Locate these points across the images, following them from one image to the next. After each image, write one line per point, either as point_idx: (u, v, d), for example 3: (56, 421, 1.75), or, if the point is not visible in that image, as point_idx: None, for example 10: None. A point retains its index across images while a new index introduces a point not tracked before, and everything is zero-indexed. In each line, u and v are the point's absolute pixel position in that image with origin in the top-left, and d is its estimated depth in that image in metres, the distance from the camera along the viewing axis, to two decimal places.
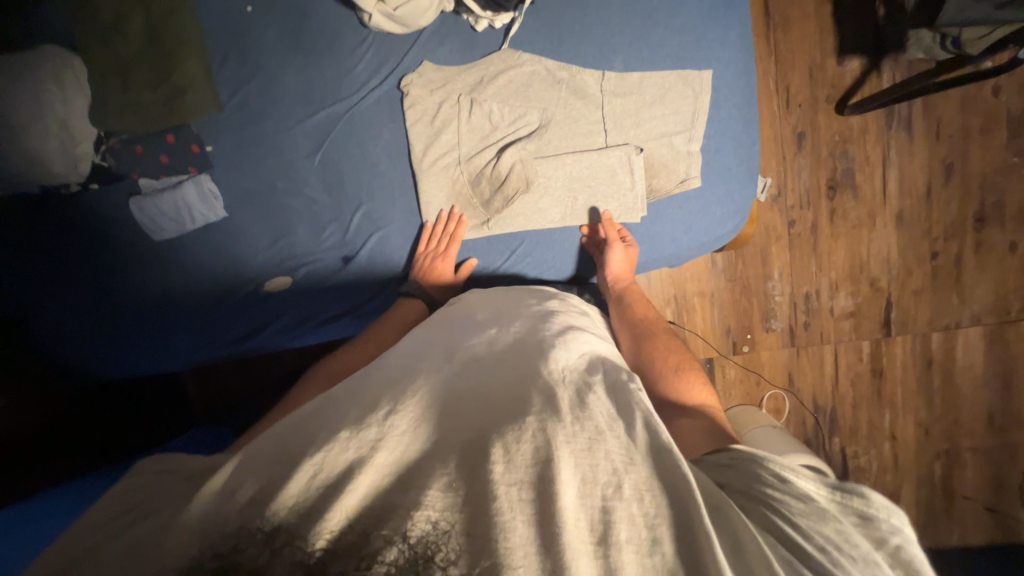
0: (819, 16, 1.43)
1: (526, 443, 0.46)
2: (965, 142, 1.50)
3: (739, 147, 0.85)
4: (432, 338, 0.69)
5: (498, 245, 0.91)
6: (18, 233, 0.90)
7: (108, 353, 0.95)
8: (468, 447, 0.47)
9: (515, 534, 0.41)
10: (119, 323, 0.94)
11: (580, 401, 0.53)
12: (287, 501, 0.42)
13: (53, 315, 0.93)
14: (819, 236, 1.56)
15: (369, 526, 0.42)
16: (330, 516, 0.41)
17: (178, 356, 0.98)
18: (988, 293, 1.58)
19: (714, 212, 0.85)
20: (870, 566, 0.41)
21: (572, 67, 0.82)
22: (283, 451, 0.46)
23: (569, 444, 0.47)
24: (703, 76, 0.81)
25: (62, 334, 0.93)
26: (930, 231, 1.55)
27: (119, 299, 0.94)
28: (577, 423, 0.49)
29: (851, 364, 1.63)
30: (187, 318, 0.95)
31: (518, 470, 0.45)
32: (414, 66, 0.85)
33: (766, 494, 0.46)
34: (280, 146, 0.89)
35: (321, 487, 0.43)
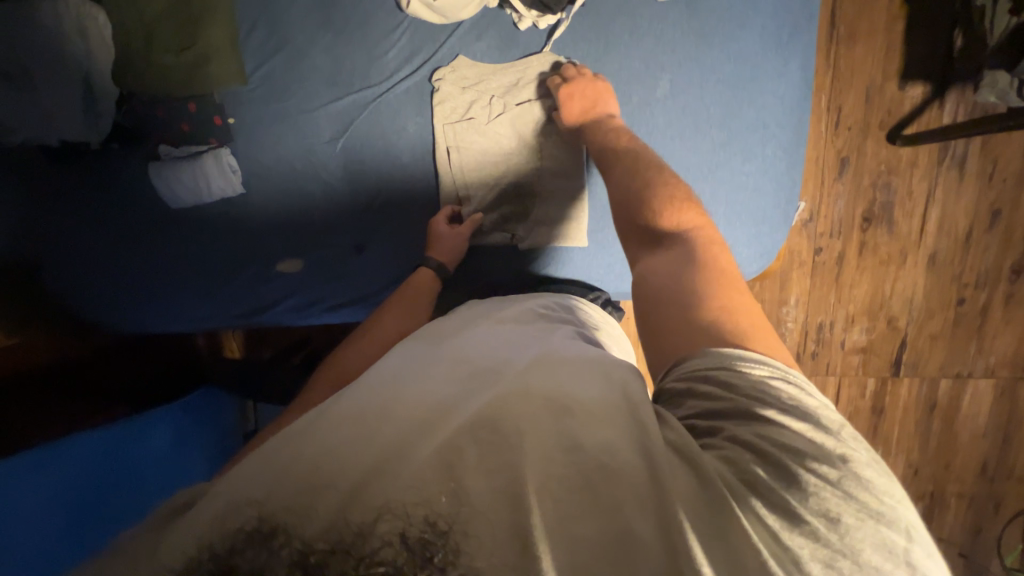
0: (888, 33, 1.32)
1: (491, 433, 0.45)
2: (1017, 188, 1.42)
3: (780, 189, 0.78)
4: (433, 342, 0.68)
5: (520, 254, 0.88)
6: (41, 185, 0.90)
7: (123, 308, 0.97)
8: (442, 446, 0.44)
9: (495, 530, 0.40)
10: (136, 283, 0.96)
11: (557, 390, 0.51)
12: (274, 505, 0.43)
13: (75, 270, 0.94)
14: (844, 267, 1.52)
15: (359, 525, 0.41)
16: (316, 515, 0.42)
17: (187, 322, 0.98)
18: (1008, 347, 1.53)
19: (741, 252, 0.79)
20: (828, 477, 0.41)
21: (614, 81, 0.76)
22: (276, 457, 0.47)
23: (539, 438, 0.45)
24: (753, 108, 0.75)
25: (82, 289, 0.95)
26: (960, 277, 1.49)
27: (134, 260, 0.94)
28: (552, 417, 0.47)
29: (853, 398, 1.62)
30: (202, 284, 0.96)
31: (491, 464, 0.43)
32: (448, 59, 0.80)
33: (721, 413, 0.46)
34: (303, 128, 0.86)
35: (311, 489, 0.43)
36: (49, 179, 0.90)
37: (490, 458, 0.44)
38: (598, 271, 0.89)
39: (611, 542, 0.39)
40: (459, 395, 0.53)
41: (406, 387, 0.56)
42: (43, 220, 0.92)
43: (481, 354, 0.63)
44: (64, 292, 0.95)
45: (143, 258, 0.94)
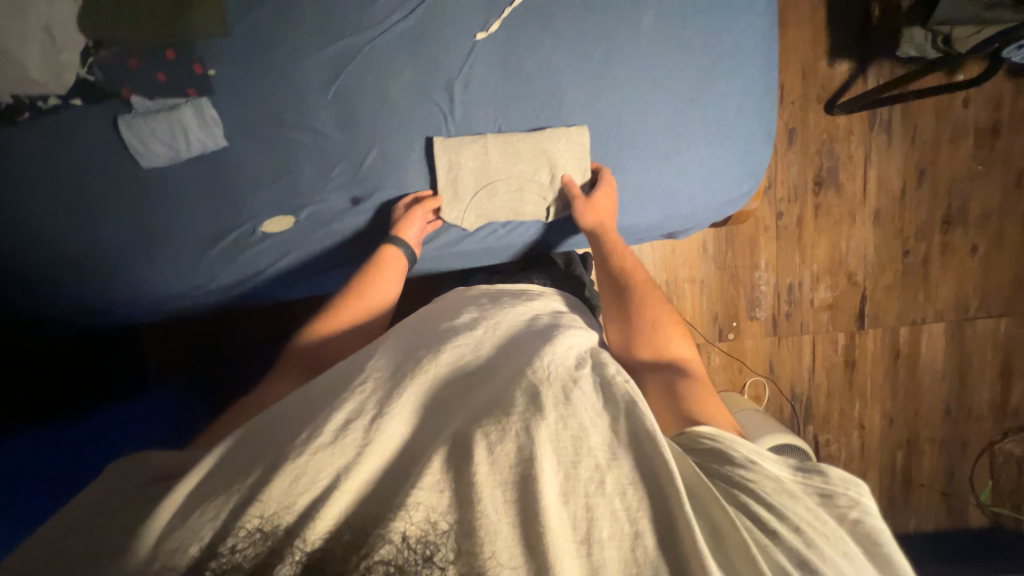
0: (814, 18, 1.51)
1: (509, 442, 0.46)
2: (936, 148, 1.60)
3: (759, 110, 0.84)
4: (425, 331, 0.66)
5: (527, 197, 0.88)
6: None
7: (71, 307, 0.89)
8: (452, 448, 0.47)
9: (500, 535, 0.42)
10: (88, 274, 0.88)
11: (565, 397, 0.51)
12: (269, 509, 0.43)
13: (18, 259, 0.85)
14: (804, 230, 1.64)
15: (363, 520, 0.44)
16: (310, 526, 0.42)
17: (155, 304, 0.92)
18: (950, 294, 1.68)
19: (733, 170, 0.85)
20: (837, 540, 0.44)
21: (605, 17, 0.80)
22: (267, 450, 0.47)
23: (552, 441, 0.46)
24: (730, 38, 0.81)
25: (19, 282, 0.86)
26: (902, 231, 1.65)
27: (96, 238, 0.86)
28: (561, 422, 0.48)
29: (827, 354, 1.72)
30: (169, 263, 0.89)
31: (503, 470, 0.45)
32: (443, 35, 0.82)
33: (730, 469, 0.49)
34: (289, 77, 0.83)
35: (303, 496, 0.43)
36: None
37: (504, 469, 0.45)
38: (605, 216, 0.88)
39: (622, 545, 0.42)
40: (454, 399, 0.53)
41: (403, 379, 0.53)
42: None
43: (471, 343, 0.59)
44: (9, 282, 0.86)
45: (92, 245, 0.86)
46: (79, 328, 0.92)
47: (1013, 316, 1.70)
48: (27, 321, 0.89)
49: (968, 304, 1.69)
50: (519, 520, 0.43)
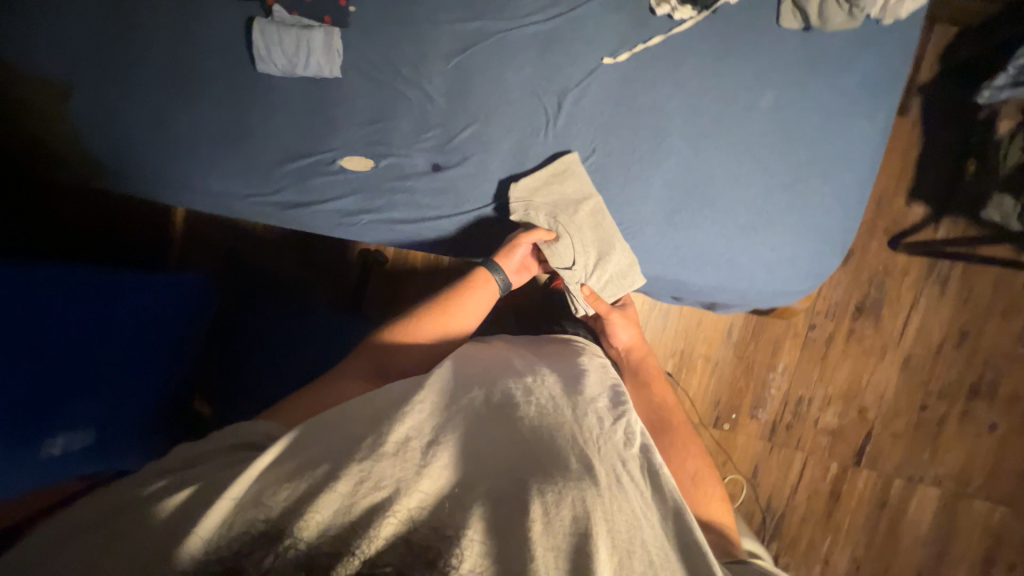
0: (906, 155, 1.52)
1: (565, 509, 0.46)
2: (985, 316, 1.58)
3: (845, 218, 0.83)
4: (474, 365, 0.67)
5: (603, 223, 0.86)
6: (126, 16, 0.89)
7: (138, 166, 0.92)
8: (506, 497, 0.48)
9: None
10: (168, 141, 0.91)
11: (617, 475, 0.52)
12: (320, 524, 0.43)
13: (113, 109, 0.90)
14: (831, 349, 1.63)
15: (421, 546, 0.43)
16: (358, 536, 0.42)
17: (210, 194, 0.93)
18: (955, 463, 1.64)
19: (800, 265, 0.84)
20: None
21: (726, 83, 0.82)
22: (327, 455, 0.48)
23: (605, 518, 0.47)
24: (839, 142, 0.82)
25: (106, 128, 0.90)
26: (927, 384, 1.62)
27: (187, 116, 0.90)
28: (614, 499, 0.49)
29: (814, 479, 1.68)
30: (241, 157, 0.91)
31: (555, 536, 0.45)
32: (573, 48, 0.85)
33: None
34: (420, 37, 0.87)
35: (362, 508, 0.44)
36: (105, 17, 0.89)
37: (556, 534, 0.45)
38: (657, 264, 0.87)
39: None
40: (506, 437, 0.54)
41: (457, 417, 0.55)
42: (91, 59, 0.89)
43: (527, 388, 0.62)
44: (95, 125, 0.90)
45: (183, 117, 0.90)
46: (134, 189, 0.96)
47: (1013, 509, 1.64)
48: (95, 161, 0.93)
49: (970, 479, 1.64)
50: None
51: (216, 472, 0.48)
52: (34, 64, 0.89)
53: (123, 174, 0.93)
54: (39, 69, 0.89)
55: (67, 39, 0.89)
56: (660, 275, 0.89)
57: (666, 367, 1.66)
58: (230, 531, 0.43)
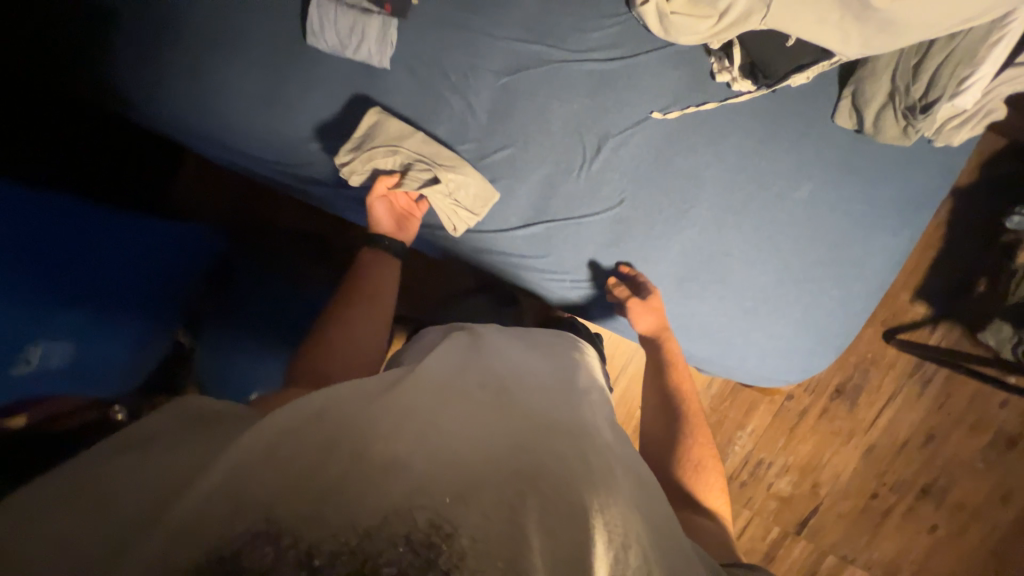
0: (923, 254, 1.53)
1: (560, 505, 0.42)
2: (954, 424, 1.62)
3: (845, 324, 0.84)
4: (461, 356, 0.63)
5: (593, 270, 0.88)
6: None
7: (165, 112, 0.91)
8: (498, 494, 0.42)
9: None
10: (199, 93, 0.89)
11: (610, 473, 0.49)
12: (296, 511, 0.37)
13: (148, 46, 0.88)
14: (801, 421, 1.67)
15: (426, 546, 0.37)
16: (349, 520, 0.37)
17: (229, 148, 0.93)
18: (889, 553, 1.70)
19: (791, 358, 0.86)
20: None
21: (766, 166, 0.82)
22: (299, 439, 0.42)
23: (600, 517, 0.43)
24: (859, 250, 0.82)
25: (140, 67, 0.88)
26: (882, 475, 1.67)
27: (219, 68, 0.88)
28: (609, 498, 0.46)
29: (754, 538, 1.74)
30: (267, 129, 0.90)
31: (551, 535, 0.40)
32: (625, 94, 0.84)
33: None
34: (475, 47, 0.85)
35: (338, 490, 0.39)
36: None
37: (559, 528, 0.41)
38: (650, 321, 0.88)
39: None
40: (505, 430, 0.50)
41: (442, 406, 0.50)
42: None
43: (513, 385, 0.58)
44: (128, 58, 0.88)
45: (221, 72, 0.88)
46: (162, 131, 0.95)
47: None
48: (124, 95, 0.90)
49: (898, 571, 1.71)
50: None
51: (160, 449, 0.43)
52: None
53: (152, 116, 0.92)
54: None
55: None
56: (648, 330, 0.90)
57: None
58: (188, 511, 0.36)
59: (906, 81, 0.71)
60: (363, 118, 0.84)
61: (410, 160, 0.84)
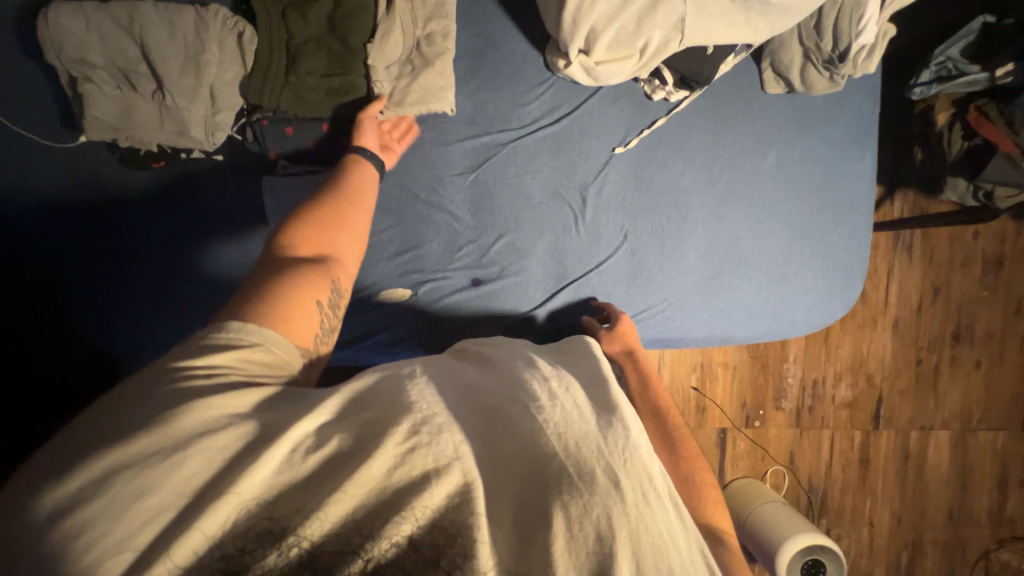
0: None
1: (586, 524, 0.43)
2: (949, 269, 1.76)
3: (859, 250, 0.91)
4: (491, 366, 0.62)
5: (629, 308, 0.89)
6: (102, 196, 0.83)
7: (154, 329, 0.87)
8: (524, 504, 0.45)
9: None
10: (184, 296, 0.86)
11: (646, 489, 0.47)
12: (322, 532, 0.40)
13: (112, 293, 0.85)
14: (830, 329, 1.76)
15: (431, 550, 0.41)
16: (374, 541, 0.40)
17: None
18: (956, 402, 1.81)
19: (832, 301, 0.91)
20: None
21: (730, 151, 0.88)
22: (333, 455, 0.44)
23: (627, 538, 0.43)
24: (841, 185, 0.89)
25: (121, 296, 0.86)
26: (917, 340, 1.78)
27: (189, 285, 0.87)
28: (640, 520, 0.45)
29: (844, 450, 1.80)
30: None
31: (575, 551, 0.42)
32: (582, 144, 0.88)
33: None
34: (435, 160, 0.87)
35: (364, 515, 0.42)
36: (69, 184, 0.82)
37: (581, 550, 0.42)
38: (701, 325, 0.90)
39: None
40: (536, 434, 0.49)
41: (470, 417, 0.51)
42: (80, 246, 0.84)
43: (550, 389, 0.54)
44: (93, 311, 0.85)
45: (194, 264, 0.86)
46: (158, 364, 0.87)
47: (1009, 431, 1.83)
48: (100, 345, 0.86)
49: (971, 414, 1.81)
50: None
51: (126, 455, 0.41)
52: (19, 256, 0.83)
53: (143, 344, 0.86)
54: (25, 257, 0.83)
55: (45, 220, 0.83)
56: (703, 334, 0.91)
57: (691, 384, 1.72)
58: (223, 537, 0.39)
59: (813, 41, 0.81)
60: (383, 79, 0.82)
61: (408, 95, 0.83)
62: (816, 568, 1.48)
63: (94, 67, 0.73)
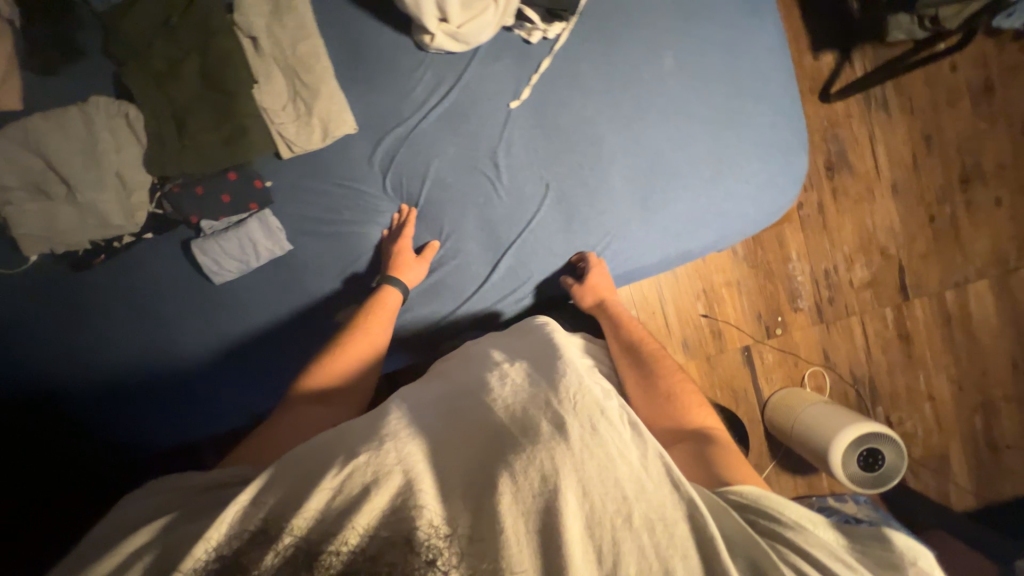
0: (791, 20, 1.57)
1: (532, 472, 0.47)
2: (936, 114, 1.63)
3: (792, 123, 0.86)
4: (451, 372, 0.68)
5: (576, 254, 0.88)
6: (65, 298, 0.85)
7: (146, 417, 0.89)
8: (476, 476, 0.49)
9: (516, 548, 0.43)
10: (163, 380, 0.89)
11: (591, 427, 0.51)
12: (303, 532, 0.45)
13: (102, 388, 0.88)
14: (826, 215, 1.67)
15: (397, 534, 0.45)
16: (343, 534, 0.44)
17: (231, 413, 0.91)
18: (987, 247, 1.68)
19: (779, 183, 0.86)
20: None
21: (625, 67, 0.85)
22: (307, 471, 0.49)
23: (575, 471, 0.47)
24: (749, 63, 0.84)
25: (112, 388, 0.88)
26: (923, 198, 1.66)
27: (172, 360, 0.89)
28: (586, 452, 0.48)
29: (879, 331, 1.71)
30: (243, 368, 0.90)
31: (526, 499, 0.46)
32: (478, 111, 0.87)
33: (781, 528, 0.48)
34: (343, 173, 0.87)
35: (336, 514, 0.46)
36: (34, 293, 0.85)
37: (530, 498, 0.46)
38: (651, 249, 0.88)
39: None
40: (484, 420, 0.55)
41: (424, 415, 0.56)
42: (59, 350, 0.86)
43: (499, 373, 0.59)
44: (92, 410, 0.88)
45: (170, 338, 0.88)
46: (164, 445, 0.91)
47: None
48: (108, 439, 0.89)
49: (1007, 255, 1.68)
50: (540, 547, 0.44)
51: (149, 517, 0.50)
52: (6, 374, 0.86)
53: (142, 437, 0.90)
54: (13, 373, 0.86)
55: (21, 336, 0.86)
56: (658, 258, 0.89)
57: (700, 312, 1.67)
58: (223, 542, 0.45)
59: None
60: (270, 112, 0.83)
61: (300, 115, 0.84)
62: (874, 458, 1.41)
63: (10, 189, 0.79)
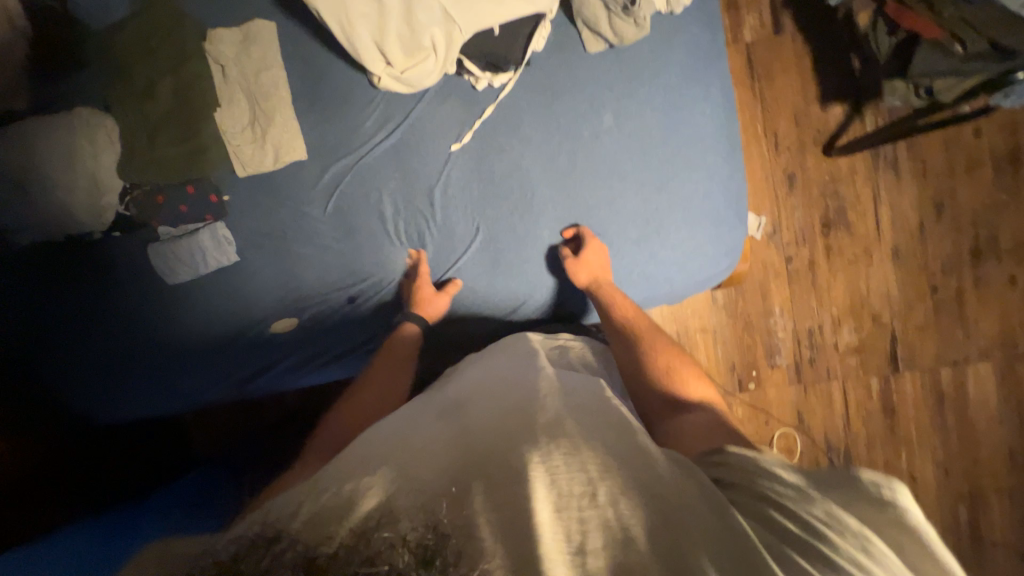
0: (800, 68, 1.47)
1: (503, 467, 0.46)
2: (951, 180, 1.53)
3: (726, 193, 0.88)
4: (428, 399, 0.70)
5: (497, 298, 0.90)
6: (40, 275, 0.91)
7: (110, 391, 0.93)
8: (452, 474, 0.47)
9: (490, 534, 0.40)
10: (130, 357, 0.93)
11: (562, 425, 0.52)
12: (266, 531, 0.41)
13: (66, 360, 0.92)
14: (817, 273, 1.55)
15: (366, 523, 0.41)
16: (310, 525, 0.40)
17: (185, 398, 0.95)
18: (994, 327, 1.55)
19: (706, 252, 0.87)
20: (869, 540, 0.41)
21: (565, 123, 0.86)
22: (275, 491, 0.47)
23: (546, 463, 0.46)
24: (687, 131, 0.86)
25: (77, 361, 0.92)
26: (927, 267, 1.55)
27: (137, 340, 0.93)
28: (556, 446, 0.48)
29: (862, 402, 1.57)
30: (195, 360, 0.94)
31: (496, 495, 0.43)
32: (421, 150, 0.90)
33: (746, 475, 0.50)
34: (290, 194, 0.93)
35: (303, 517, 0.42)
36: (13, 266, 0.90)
37: (499, 492, 0.43)
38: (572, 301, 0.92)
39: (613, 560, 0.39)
40: (462, 427, 0.56)
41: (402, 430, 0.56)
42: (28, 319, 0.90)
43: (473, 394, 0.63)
44: (58, 378, 0.92)
45: (139, 320, 0.93)
46: (120, 419, 0.95)
47: None
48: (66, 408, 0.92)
49: (1015, 339, 1.55)
50: (513, 536, 0.40)
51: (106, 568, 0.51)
52: None
53: (101, 409, 0.93)
54: None
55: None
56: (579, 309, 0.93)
57: None
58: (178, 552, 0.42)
59: None
60: (230, 134, 0.90)
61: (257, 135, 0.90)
62: None
63: None
